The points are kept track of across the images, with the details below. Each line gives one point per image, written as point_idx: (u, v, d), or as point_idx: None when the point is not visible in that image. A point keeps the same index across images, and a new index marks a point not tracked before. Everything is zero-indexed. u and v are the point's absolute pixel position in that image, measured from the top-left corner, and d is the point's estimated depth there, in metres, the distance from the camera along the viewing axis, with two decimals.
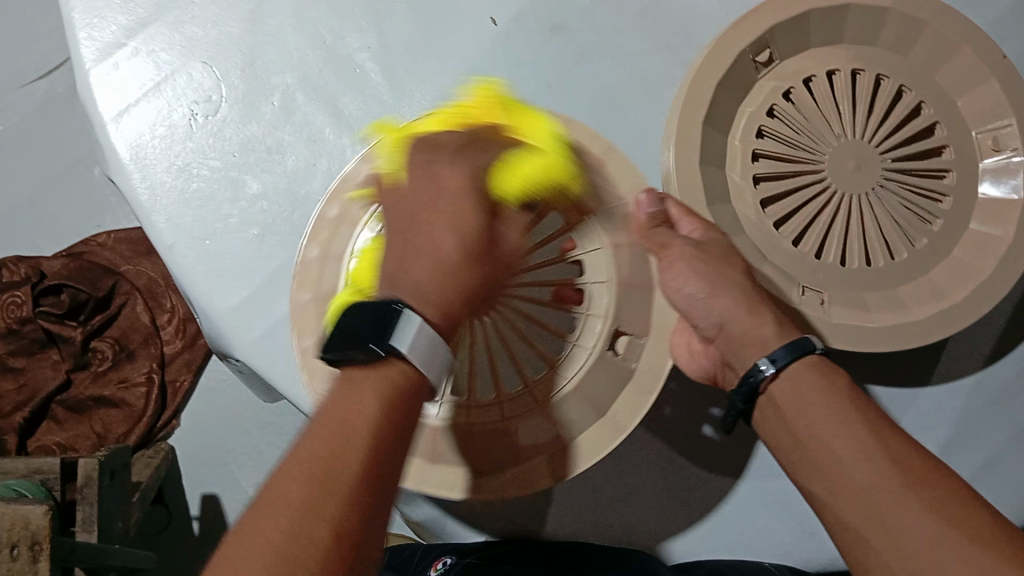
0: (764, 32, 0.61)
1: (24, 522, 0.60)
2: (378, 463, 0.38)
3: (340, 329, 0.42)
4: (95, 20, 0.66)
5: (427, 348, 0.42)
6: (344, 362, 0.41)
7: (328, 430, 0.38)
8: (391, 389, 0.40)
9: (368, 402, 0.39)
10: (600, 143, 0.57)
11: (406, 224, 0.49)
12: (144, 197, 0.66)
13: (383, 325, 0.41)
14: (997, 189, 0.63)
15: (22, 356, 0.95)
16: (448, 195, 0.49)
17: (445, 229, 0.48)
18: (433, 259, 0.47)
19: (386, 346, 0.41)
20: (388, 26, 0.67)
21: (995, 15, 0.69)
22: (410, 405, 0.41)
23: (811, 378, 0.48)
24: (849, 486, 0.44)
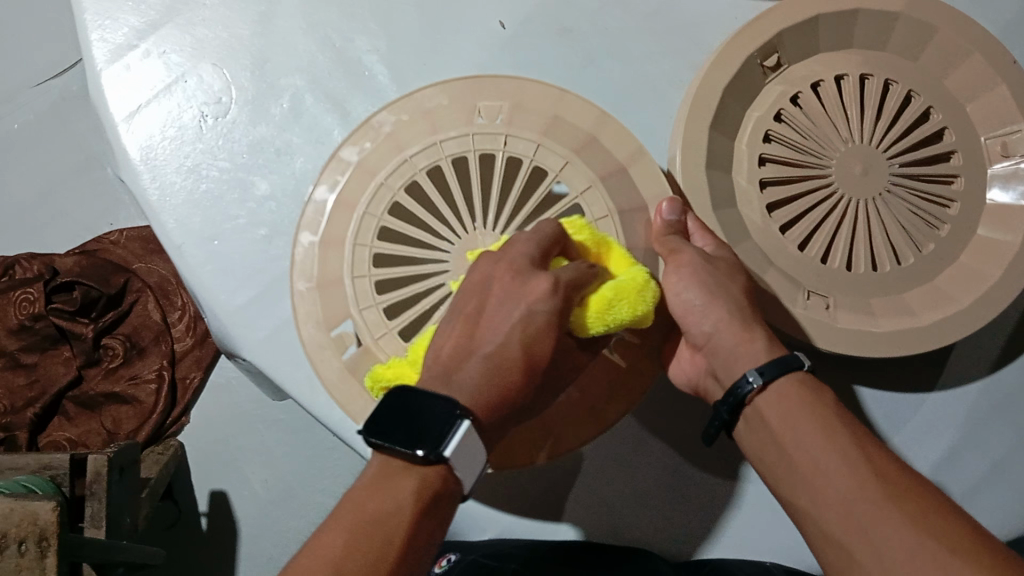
0: (772, 37, 0.61)
1: (32, 518, 0.61)
2: (396, 568, 0.41)
3: (391, 413, 0.44)
4: (107, 21, 0.67)
5: (472, 453, 0.45)
6: (389, 450, 0.44)
7: (361, 517, 0.42)
8: (426, 494, 0.43)
9: (403, 508, 0.42)
10: (607, 149, 0.57)
11: (470, 301, 0.49)
12: (154, 198, 0.66)
13: (439, 432, 0.43)
14: (1005, 195, 0.63)
15: (35, 352, 0.95)
16: (518, 290, 0.48)
17: (513, 313, 0.48)
18: (482, 352, 0.48)
19: (436, 454, 0.43)
20: (398, 28, 0.67)
21: (1006, 18, 0.69)
22: (439, 511, 0.44)
23: (795, 396, 0.49)
24: (844, 495, 0.45)
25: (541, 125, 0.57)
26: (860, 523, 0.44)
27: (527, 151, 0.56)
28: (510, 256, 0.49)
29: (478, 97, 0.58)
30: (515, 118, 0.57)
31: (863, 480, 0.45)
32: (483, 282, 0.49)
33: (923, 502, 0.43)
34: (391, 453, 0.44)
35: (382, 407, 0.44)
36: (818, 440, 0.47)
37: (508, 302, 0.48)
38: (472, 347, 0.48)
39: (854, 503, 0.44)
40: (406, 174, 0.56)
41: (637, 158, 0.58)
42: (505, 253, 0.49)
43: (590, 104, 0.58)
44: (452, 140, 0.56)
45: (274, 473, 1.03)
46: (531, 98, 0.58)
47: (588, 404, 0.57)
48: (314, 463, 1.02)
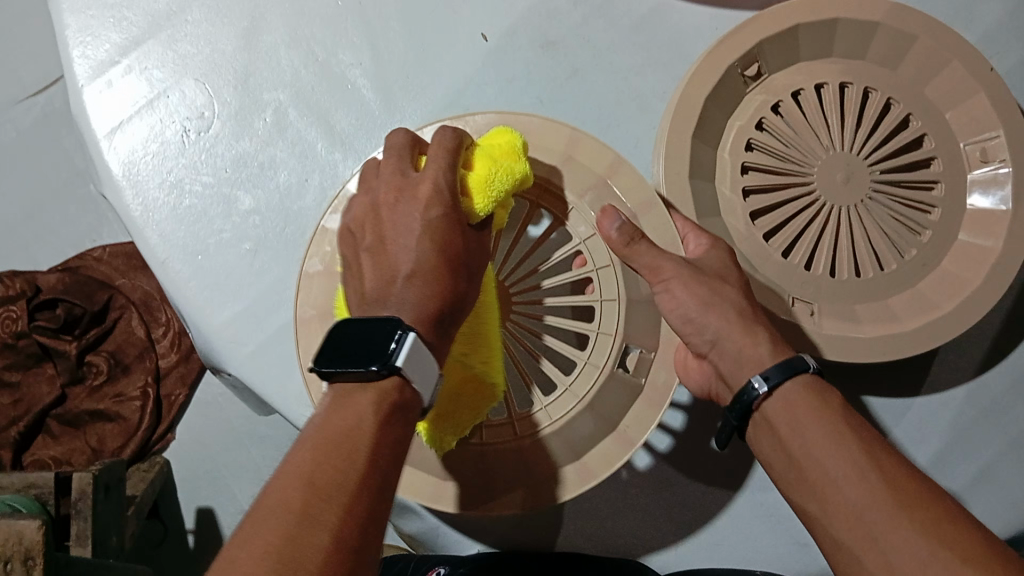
0: (752, 47, 0.62)
1: (18, 537, 0.59)
2: (367, 482, 0.38)
3: (343, 332, 0.42)
4: (89, 37, 0.67)
5: (426, 364, 0.42)
6: (341, 373, 0.41)
7: (323, 437, 0.39)
8: (386, 406, 0.41)
9: (363, 422, 0.40)
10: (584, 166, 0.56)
11: (369, 233, 0.49)
12: (138, 214, 0.66)
13: (385, 343, 0.41)
14: (986, 200, 0.64)
15: (19, 370, 0.95)
16: (405, 197, 0.48)
17: (410, 222, 0.47)
18: (401, 274, 0.46)
19: (389, 365, 0.40)
20: (382, 42, 0.67)
21: (986, 25, 0.69)
22: (402, 425, 0.41)
23: (800, 399, 0.49)
24: (846, 502, 0.45)
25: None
26: (861, 533, 0.44)
27: None
28: (388, 173, 0.49)
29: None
30: None
31: (870, 485, 0.45)
32: (376, 210, 0.49)
33: (929, 507, 0.43)
34: (345, 378, 0.41)
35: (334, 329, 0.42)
36: (823, 440, 0.47)
37: (400, 217, 0.47)
38: (391, 274, 0.47)
39: (857, 510, 0.44)
40: None
41: (617, 168, 0.55)
42: (381, 182, 0.49)
43: (560, 126, 0.56)
44: None
45: (261, 489, 1.02)
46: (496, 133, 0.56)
47: (613, 428, 0.54)
48: None
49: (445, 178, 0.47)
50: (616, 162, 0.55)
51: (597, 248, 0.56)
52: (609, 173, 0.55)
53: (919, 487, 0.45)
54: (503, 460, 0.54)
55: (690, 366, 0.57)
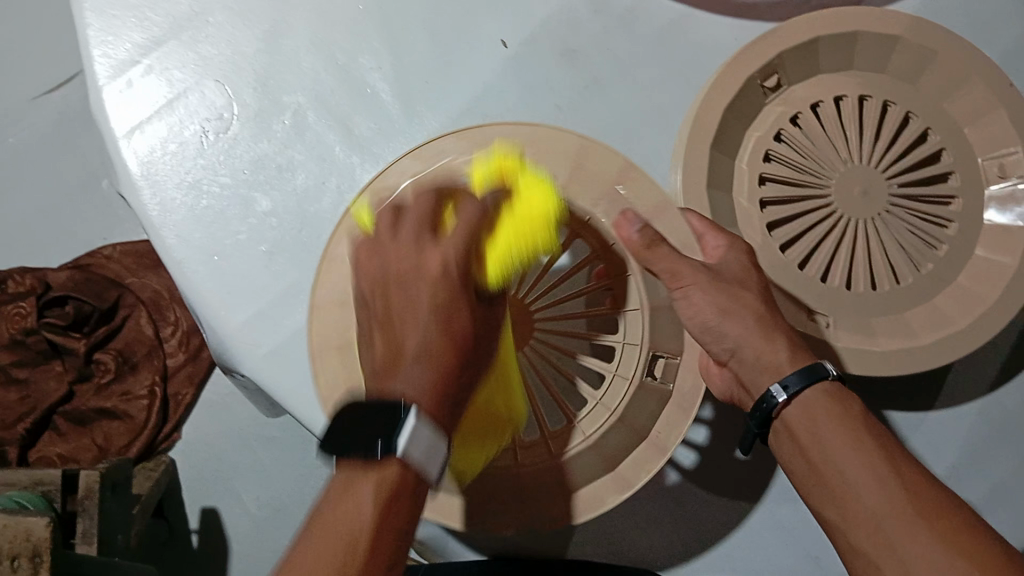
0: (773, 58, 0.61)
1: (25, 534, 0.59)
2: (369, 558, 0.40)
3: (343, 425, 0.43)
4: (111, 37, 0.67)
5: (430, 444, 0.42)
6: (346, 458, 0.42)
7: (326, 521, 0.41)
8: (385, 492, 0.41)
9: (365, 517, 0.40)
10: (598, 171, 0.54)
11: (378, 305, 0.48)
12: (155, 213, 0.66)
13: (387, 427, 0.42)
14: (1003, 216, 0.64)
15: (27, 367, 0.94)
16: (414, 271, 0.48)
17: (421, 288, 0.47)
18: (409, 357, 0.45)
19: (392, 450, 0.41)
20: (402, 47, 0.67)
21: (1005, 41, 0.70)
22: (403, 510, 0.41)
23: (823, 407, 0.49)
24: (864, 514, 0.46)
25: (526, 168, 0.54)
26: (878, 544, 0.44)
27: None
28: (397, 241, 0.49)
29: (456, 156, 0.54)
30: None
31: (888, 496, 0.46)
32: (380, 286, 0.48)
33: (948, 519, 0.44)
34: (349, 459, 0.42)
35: (332, 424, 0.43)
36: (845, 450, 0.48)
37: (408, 288, 0.47)
38: (396, 354, 0.46)
39: (876, 518, 0.45)
40: None
41: (630, 173, 0.53)
42: (393, 244, 0.49)
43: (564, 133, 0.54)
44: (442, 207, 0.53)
45: (266, 491, 1.02)
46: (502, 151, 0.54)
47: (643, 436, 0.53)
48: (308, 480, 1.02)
49: (451, 258, 0.48)
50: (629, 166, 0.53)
51: (617, 258, 0.55)
52: (620, 179, 0.53)
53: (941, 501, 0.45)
54: (545, 478, 0.53)
55: (712, 371, 0.57)
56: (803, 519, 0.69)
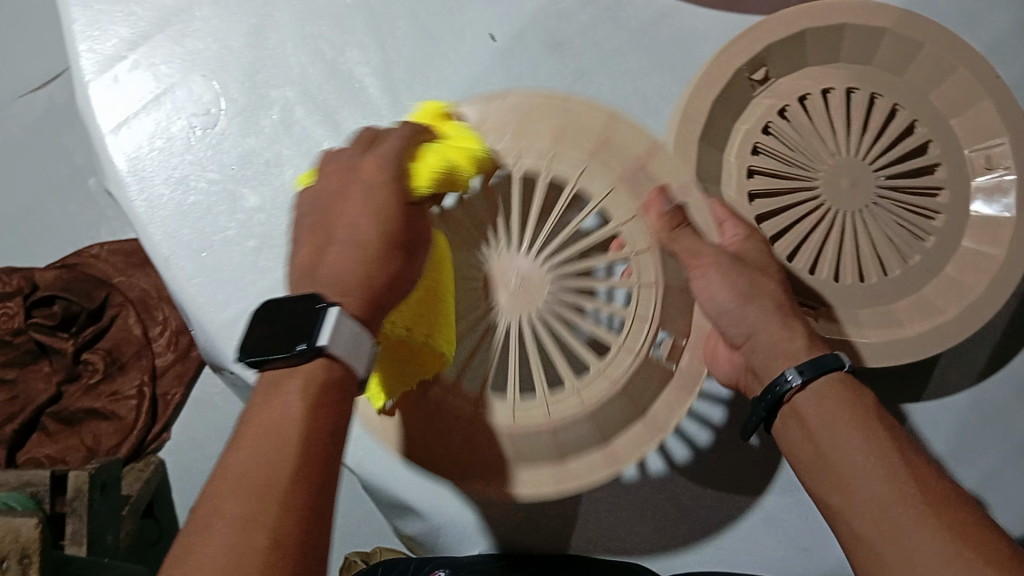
0: (761, 51, 0.61)
1: (15, 533, 0.59)
2: (302, 477, 0.38)
3: (258, 328, 0.43)
4: (97, 32, 0.67)
5: (354, 339, 0.42)
6: (268, 362, 0.42)
7: (252, 454, 0.38)
8: (314, 388, 0.41)
9: (291, 423, 0.39)
10: (624, 147, 0.55)
11: (311, 213, 0.49)
12: (143, 209, 0.66)
13: (309, 326, 0.41)
14: (990, 208, 0.63)
15: (14, 368, 0.94)
16: (350, 175, 0.49)
17: (354, 197, 0.47)
18: (342, 236, 0.47)
19: (312, 345, 0.41)
20: (389, 41, 0.67)
21: (990, 34, 0.70)
22: (340, 403, 0.42)
23: (832, 393, 0.49)
24: (869, 504, 0.45)
25: (551, 138, 0.55)
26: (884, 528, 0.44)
27: (539, 169, 0.56)
28: (340, 161, 0.51)
29: (487, 117, 0.56)
30: (525, 144, 0.56)
31: (895, 486, 0.45)
32: (320, 199, 0.49)
33: (957, 512, 0.44)
34: (275, 366, 0.42)
35: (253, 323, 0.43)
36: (853, 434, 0.47)
37: (348, 200, 0.48)
38: (326, 241, 0.47)
39: (881, 504, 0.45)
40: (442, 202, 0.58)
41: (655, 152, 0.55)
42: (334, 172, 0.50)
43: (596, 107, 0.55)
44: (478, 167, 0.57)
45: None
46: (542, 111, 0.56)
47: (642, 413, 0.53)
48: None
49: (382, 158, 0.49)
50: (654, 144, 0.54)
51: (637, 232, 0.55)
52: (646, 156, 0.55)
53: (948, 491, 0.45)
54: (539, 437, 0.54)
55: (718, 353, 0.57)
56: (792, 510, 0.69)
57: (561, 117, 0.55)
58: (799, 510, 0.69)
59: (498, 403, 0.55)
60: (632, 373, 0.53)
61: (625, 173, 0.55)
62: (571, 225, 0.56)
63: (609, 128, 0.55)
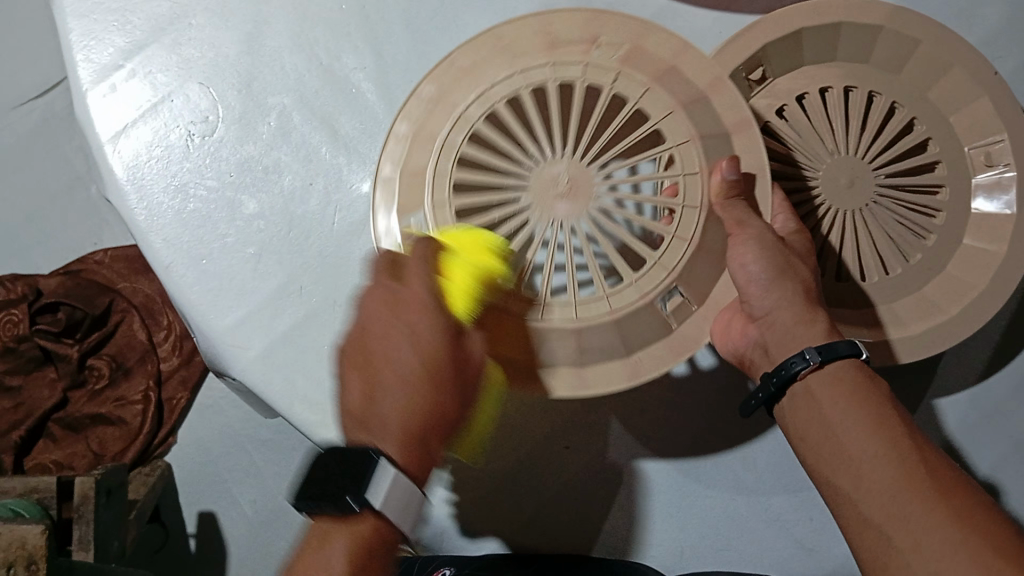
0: (758, 50, 0.61)
1: (20, 542, 0.59)
2: None
3: (314, 478, 0.49)
4: (93, 42, 0.67)
5: (399, 497, 0.47)
6: (320, 509, 0.48)
7: None
8: (360, 547, 0.47)
9: (335, 568, 0.46)
10: (715, 111, 0.54)
11: (354, 346, 0.51)
12: (141, 218, 0.66)
13: (359, 485, 0.47)
14: (991, 205, 0.63)
15: (19, 374, 0.95)
16: (400, 319, 0.49)
17: (402, 341, 0.49)
18: (392, 379, 0.49)
19: (361, 500, 0.46)
20: (385, 45, 0.67)
21: (988, 30, 0.70)
22: (377, 563, 0.47)
23: (852, 379, 0.49)
24: (879, 486, 0.45)
25: (652, 74, 0.54)
26: (889, 514, 0.44)
27: (630, 92, 0.54)
28: (376, 285, 0.52)
29: (600, 34, 0.55)
30: (626, 64, 0.54)
31: (907, 471, 0.45)
32: (358, 330, 0.51)
33: (964, 501, 0.43)
34: (327, 513, 0.48)
35: (311, 471, 0.49)
36: (864, 421, 0.47)
37: (389, 338, 0.49)
38: (376, 382, 0.50)
39: (887, 492, 0.45)
40: (488, 101, 0.54)
41: (745, 127, 0.54)
42: (371, 302, 0.51)
43: (711, 65, 0.55)
44: (557, 68, 0.54)
45: (262, 493, 1.02)
46: (649, 44, 0.55)
47: (627, 353, 0.53)
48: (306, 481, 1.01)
49: (426, 299, 0.49)
50: (746, 121, 0.54)
51: (695, 188, 0.53)
52: (733, 129, 0.54)
53: (955, 480, 0.45)
54: (517, 334, 0.53)
55: (731, 327, 0.56)
56: (797, 510, 0.69)
57: (671, 61, 0.55)
58: (804, 510, 0.69)
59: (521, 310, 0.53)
60: (664, 291, 0.52)
61: (705, 132, 0.54)
62: (628, 138, 0.53)
63: (712, 87, 0.55)
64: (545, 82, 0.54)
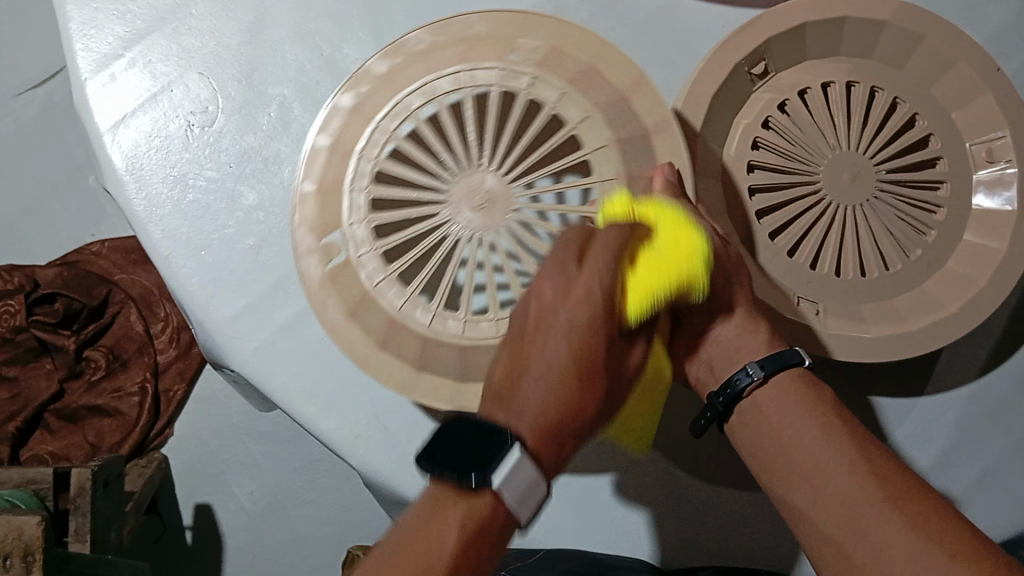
0: (761, 45, 0.61)
1: (17, 532, 0.59)
2: None
3: (438, 443, 0.46)
4: (93, 31, 0.66)
5: (520, 481, 0.45)
6: (438, 477, 0.45)
7: (404, 558, 0.44)
8: (474, 526, 0.44)
9: (445, 542, 0.44)
10: (636, 112, 0.55)
11: (521, 322, 0.50)
12: (140, 209, 0.66)
13: (484, 461, 0.44)
14: (992, 201, 0.63)
15: (17, 364, 0.93)
16: (559, 298, 0.49)
17: (561, 333, 0.48)
18: (540, 369, 0.48)
19: (485, 480, 0.44)
20: (388, 37, 0.67)
21: (992, 26, 0.69)
22: (491, 543, 0.45)
23: (795, 390, 0.53)
24: (838, 495, 0.48)
25: (569, 76, 0.55)
26: (849, 521, 0.47)
27: (548, 98, 0.55)
28: (560, 249, 0.50)
29: (516, 31, 0.56)
30: (544, 67, 0.55)
31: (860, 478, 0.48)
32: (520, 313, 0.50)
33: (920, 504, 0.46)
34: (443, 481, 0.46)
35: (432, 436, 0.47)
36: (814, 435, 0.51)
37: (548, 335, 0.49)
38: (524, 367, 0.49)
39: (848, 502, 0.48)
40: (404, 113, 0.55)
41: (665, 127, 0.55)
42: (544, 267, 0.50)
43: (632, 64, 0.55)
44: (472, 75, 0.55)
45: (260, 486, 1.02)
46: (569, 45, 0.55)
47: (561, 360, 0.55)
48: (304, 474, 1.01)
49: (605, 282, 0.48)
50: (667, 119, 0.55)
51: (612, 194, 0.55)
52: (656, 128, 0.55)
53: (910, 483, 0.47)
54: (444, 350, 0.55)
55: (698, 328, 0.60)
56: None
57: (591, 59, 0.55)
58: None
59: (448, 318, 0.55)
60: None
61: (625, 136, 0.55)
62: (547, 148, 0.55)
63: (634, 87, 0.55)
64: (459, 93, 0.55)
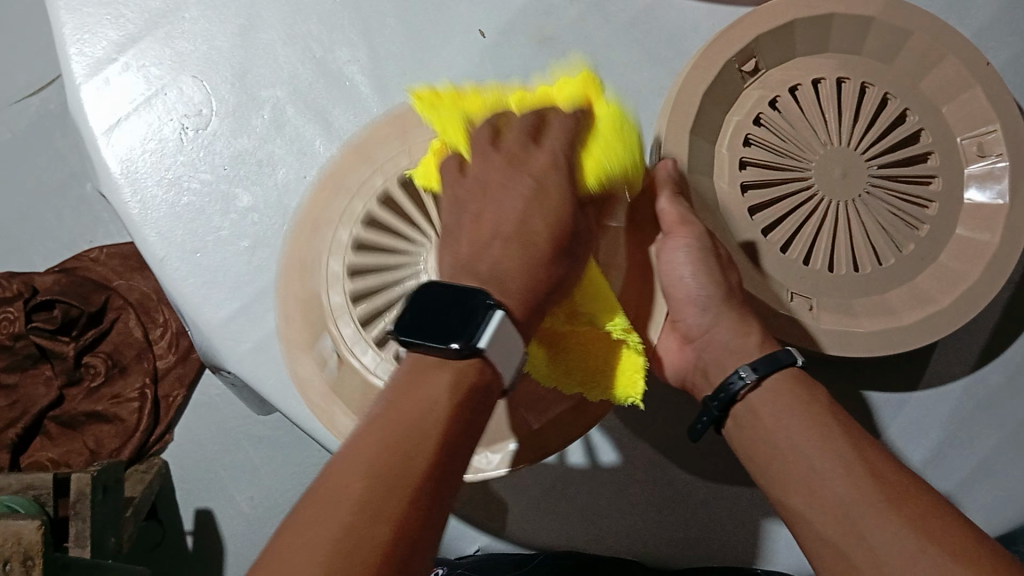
0: (750, 41, 0.61)
1: (16, 537, 0.59)
2: (435, 470, 0.38)
3: (416, 303, 0.42)
4: (86, 35, 0.67)
5: (507, 346, 0.42)
6: (421, 347, 0.41)
7: (385, 419, 0.39)
8: (463, 390, 0.41)
9: (438, 402, 0.40)
10: None
11: (467, 207, 0.48)
12: (134, 212, 0.66)
13: (470, 322, 0.41)
14: (982, 194, 0.64)
15: (16, 371, 0.95)
16: (517, 172, 0.47)
17: (517, 206, 0.46)
18: (498, 238, 0.46)
19: (471, 346, 0.40)
20: (379, 39, 0.67)
21: (980, 21, 0.70)
22: (480, 406, 0.41)
23: (787, 392, 0.52)
24: (836, 497, 0.47)
25: None
26: (849, 524, 0.46)
27: None
28: (503, 144, 0.48)
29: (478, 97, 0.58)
30: None
31: (857, 479, 0.47)
32: (476, 188, 0.48)
33: (916, 503, 0.46)
34: (424, 351, 0.42)
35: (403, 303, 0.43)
36: (810, 437, 0.50)
37: (505, 199, 0.47)
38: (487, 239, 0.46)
39: (847, 505, 0.47)
40: (384, 177, 0.55)
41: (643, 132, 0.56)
42: (490, 162, 0.48)
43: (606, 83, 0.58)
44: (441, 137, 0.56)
45: (260, 490, 1.02)
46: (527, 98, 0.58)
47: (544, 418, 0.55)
48: (303, 477, 1.02)
49: (562, 154, 0.47)
50: None
51: None
52: None
53: (907, 480, 0.47)
54: None
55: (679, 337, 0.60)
56: None
57: None
58: None
59: None
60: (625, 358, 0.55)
61: None
62: None
63: None
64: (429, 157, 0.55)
